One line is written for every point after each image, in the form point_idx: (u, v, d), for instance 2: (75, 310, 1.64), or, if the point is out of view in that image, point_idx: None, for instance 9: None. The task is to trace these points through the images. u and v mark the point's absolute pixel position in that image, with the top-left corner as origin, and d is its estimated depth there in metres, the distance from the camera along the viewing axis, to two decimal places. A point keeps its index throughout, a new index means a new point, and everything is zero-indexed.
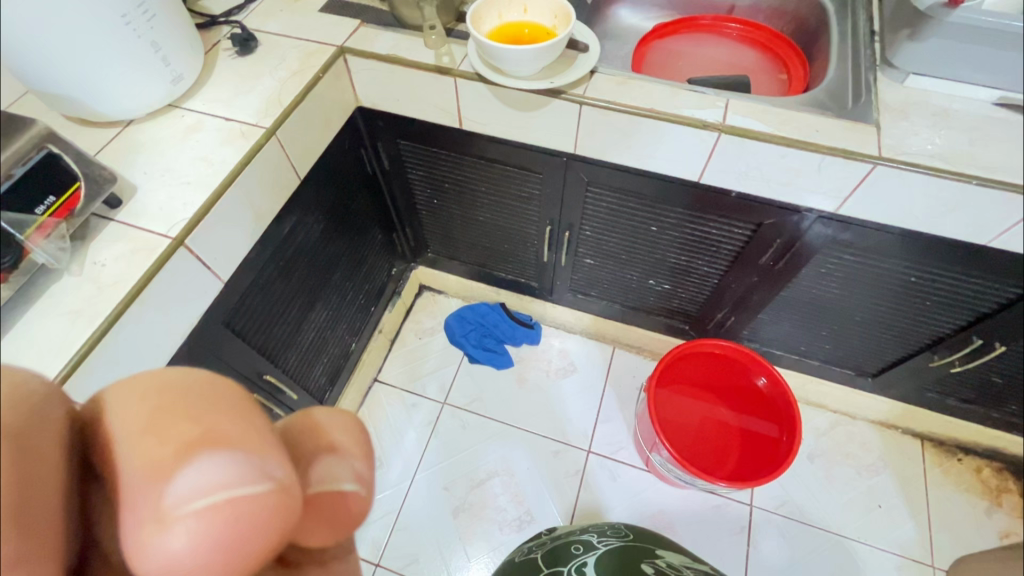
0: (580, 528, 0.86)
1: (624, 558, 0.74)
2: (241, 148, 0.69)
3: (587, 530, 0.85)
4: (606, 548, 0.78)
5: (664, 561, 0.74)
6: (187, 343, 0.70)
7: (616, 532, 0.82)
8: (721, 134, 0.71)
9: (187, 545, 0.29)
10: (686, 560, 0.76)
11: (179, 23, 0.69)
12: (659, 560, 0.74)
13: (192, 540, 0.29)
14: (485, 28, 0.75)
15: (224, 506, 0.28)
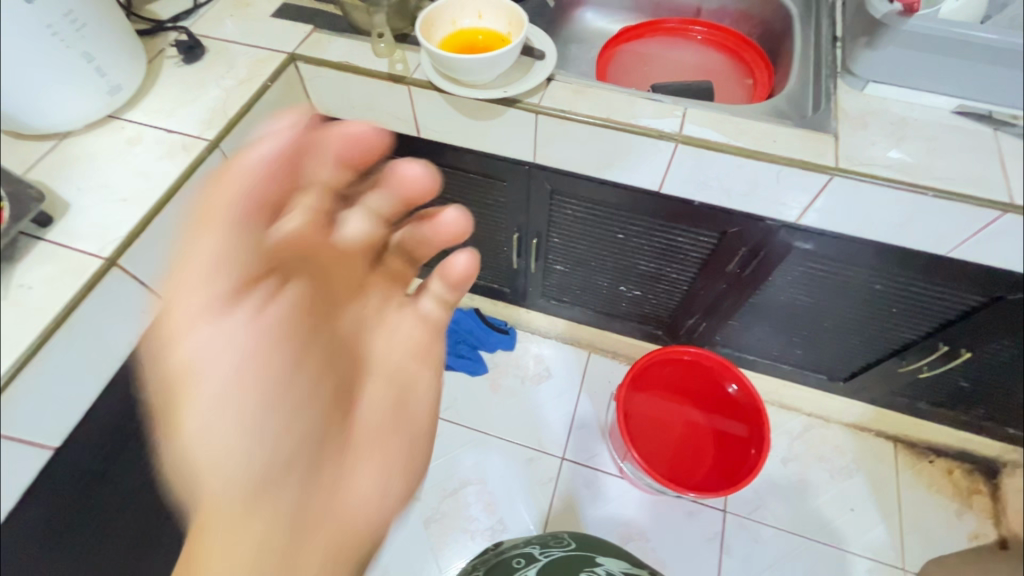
0: (522, 539, 0.86)
1: (565, 566, 0.78)
2: (181, 162, 0.67)
3: (530, 540, 0.85)
4: (547, 558, 0.81)
5: (604, 569, 0.77)
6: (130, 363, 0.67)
7: (558, 542, 0.84)
8: (678, 145, 0.69)
9: (454, 218, 0.66)
10: (626, 564, 0.77)
11: (116, 32, 0.66)
12: (599, 568, 0.77)
13: (456, 216, 0.66)
14: (438, 35, 0.73)
15: (464, 211, 0.66)
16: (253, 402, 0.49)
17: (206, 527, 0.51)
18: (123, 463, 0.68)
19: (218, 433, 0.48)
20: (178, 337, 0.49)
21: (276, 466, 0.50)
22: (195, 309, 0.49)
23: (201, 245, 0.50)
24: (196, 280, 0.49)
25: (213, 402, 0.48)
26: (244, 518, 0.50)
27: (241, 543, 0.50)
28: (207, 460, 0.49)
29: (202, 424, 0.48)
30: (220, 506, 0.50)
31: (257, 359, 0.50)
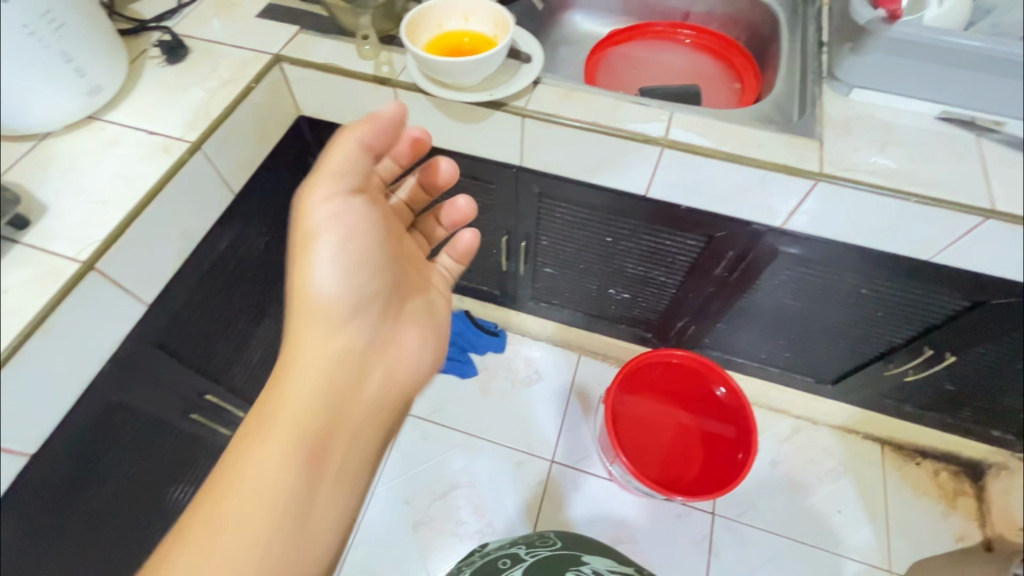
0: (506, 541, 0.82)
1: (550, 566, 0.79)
2: (162, 164, 0.66)
3: (514, 541, 0.82)
4: (533, 559, 0.81)
5: (590, 567, 0.79)
6: (110, 367, 0.66)
7: (543, 542, 0.81)
8: (664, 149, 0.69)
9: (466, 208, 0.81)
10: (611, 563, 0.78)
11: (96, 31, 0.64)
12: (585, 567, 0.79)
13: (467, 205, 0.80)
14: (424, 38, 0.72)
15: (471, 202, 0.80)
16: (358, 265, 0.63)
17: (300, 340, 0.64)
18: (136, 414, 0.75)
19: (334, 280, 0.62)
20: (316, 198, 0.60)
21: (359, 312, 0.65)
22: (329, 181, 0.60)
23: (352, 134, 0.59)
24: (338, 166, 0.59)
25: (337, 256, 0.61)
26: (330, 348, 0.64)
27: (324, 360, 0.64)
28: (324, 298, 0.62)
29: (323, 270, 0.61)
30: (315, 333, 0.64)
31: (363, 234, 0.62)
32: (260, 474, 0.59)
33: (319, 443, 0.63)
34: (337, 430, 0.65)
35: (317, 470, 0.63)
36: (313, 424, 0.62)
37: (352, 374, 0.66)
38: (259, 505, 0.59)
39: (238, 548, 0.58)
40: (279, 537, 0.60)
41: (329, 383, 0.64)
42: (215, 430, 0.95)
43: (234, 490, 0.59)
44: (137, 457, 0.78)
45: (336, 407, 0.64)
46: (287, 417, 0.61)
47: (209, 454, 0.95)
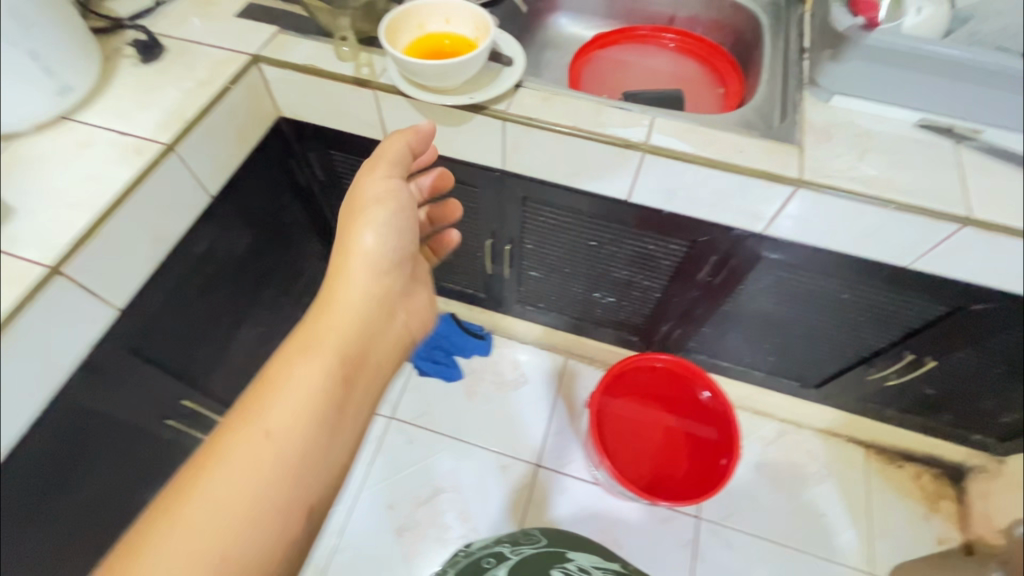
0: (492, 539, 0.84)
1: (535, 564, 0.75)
2: (134, 166, 0.64)
3: (500, 539, 0.82)
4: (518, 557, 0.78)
5: (575, 564, 0.75)
6: (80, 373, 0.65)
7: (529, 539, 0.81)
8: (645, 154, 0.69)
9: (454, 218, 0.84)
10: (598, 559, 0.76)
11: (67, 30, 0.63)
12: (570, 564, 0.75)
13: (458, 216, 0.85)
14: (404, 39, 0.72)
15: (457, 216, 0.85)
16: (403, 225, 0.67)
17: (340, 278, 0.64)
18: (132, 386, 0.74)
19: (385, 231, 0.65)
20: (372, 178, 0.66)
21: (396, 264, 0.67)
22: (383, 167, 0.66)
23: (405, 135, 0.67)
24: (394, 155, 0.66)
25: (388, 214, 0.65)
26: (370, 290, 0.65)
27: (362, 299, 0.64)
28: (371, 242, 0.65)
29: (374, 222, 0.65)
30: (357, 273, 0.64)
31: (409, 214, 0.68)
32: (303, 396, 0.57)
33: (354, 375, 0.62)
34: (367, 365, 0.64)
35: (349, 400, 0.61)
36: (352, 357, 0.62)
37: (383, 319, 0.66)
38: (300, 425, 0.56)
39: (277, 467, 0.54)
40: (315, 461, 0.57)
41: (367, 322, 0.64)
42: (192, 436, 0.93)
43: (273, 412, 0.56)
44: (110, 464, 0.76)
45: (369, 344, 0.64)
46: (329, 346, 0.61)
47: (187, 460, 0.94)
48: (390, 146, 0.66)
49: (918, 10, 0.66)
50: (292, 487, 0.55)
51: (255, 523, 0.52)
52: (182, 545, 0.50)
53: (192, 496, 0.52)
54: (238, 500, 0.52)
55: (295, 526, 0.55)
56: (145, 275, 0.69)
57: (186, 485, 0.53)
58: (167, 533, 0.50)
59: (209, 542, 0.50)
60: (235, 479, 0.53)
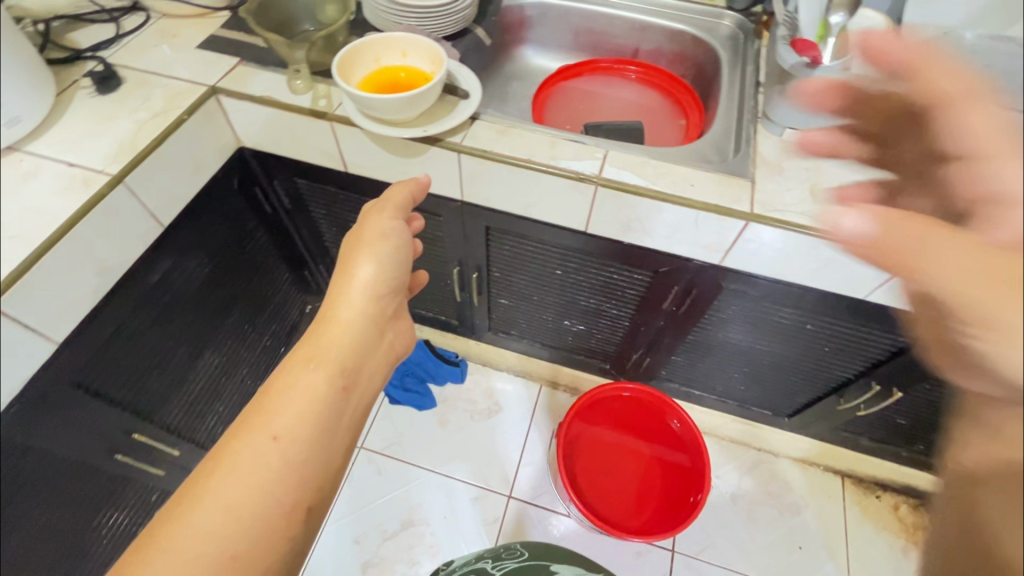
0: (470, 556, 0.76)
1: None
2: (79, 198, 0.63)
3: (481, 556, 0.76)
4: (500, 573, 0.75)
5: None
6: (17, 408, 0.63)
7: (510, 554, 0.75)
8: (598, 187, 0.69)
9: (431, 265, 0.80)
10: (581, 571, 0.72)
11: (20, 61, 0.62)
12: None
13: None
14: (360, 71, 0.72)
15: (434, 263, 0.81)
16: (403, 252, 0.65)
17: (340, 294, 0.61)
18: (79, 411, 0.72)
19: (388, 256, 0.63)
20: (378, 216, 0.65)
21: (394, 287, 0.64)
22: (389, 211, 0.65)
23: (410, 186, 0.67)
24: (399, 200, 0.66)
25: (389, 245, 0.63)
26: (368, 307, 0.61)
27: (360, 315, 0.61)
28: (371, 267, 0.61)
29: (374, 250, 0.62)
30: (356, 292, 0.61)
31: (410, 251, 0.67)
32: (305, 403, 0.54)
33: (353, 386, 0.59)
34: (364, 375, 0.61)
35: (347, 410, 0.58)
36: (351, 370, 0.59)
37: (379, 335, 0.63)
38: (304, 431, 0.54)
39: (280, 471, 0.52)
40: (316, 464, 0.54)
41: (366, 337, 0.61)
42: (145, 470, 0.90)
43: (279, 418, 0.53)
44: (53, 502, 0.73)
45: (367, 357, 0.61)
46: (330, 357, 0.57)
47: (139, 492, 0.90)
48: (395, 193, 0.65)
49: None
50: (295, 489, 0.52)
51: (258, 525, 0.50)
52: (189, 545, 0.48)
53: (196, 500, 0.50)
54: (243, 503, 0.50)
55: (297, 528, 0.52)
56: (87, 306, 0.68)
57: (193, 487, 0.51)
58: (176, 536, 0.48)
59: (214, 546, 0.48)
60: (240, 485, 0.50)
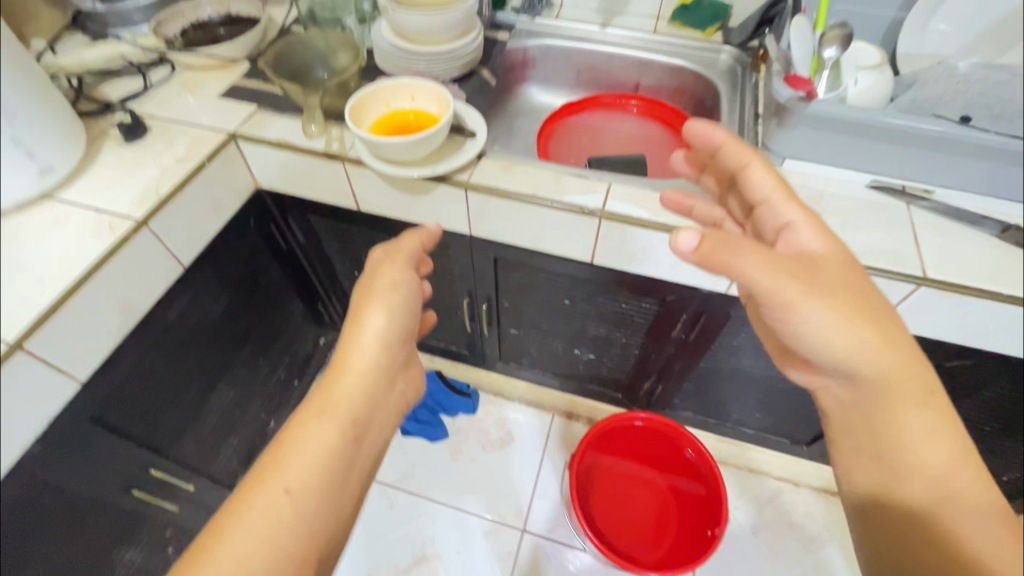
0: None
1: None
2: (106, 242, 0.67)
3: None
4: None
5: None
6: (39, 443, 0.65)
7: None
8: (602, 220, 0.71)
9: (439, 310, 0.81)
10: None
11: (54, 116, 0.67)
12: None
13: None
14: (371, 113, 0.76)
15: None
16: (413, 305, 0.65)
17: (352, 344, 0.61)
18: (97, 447, 0.74)
19: (399, 306, 0.63)
20: (389, 267, 0.65)
21: (406, 334, 0.64)
22: (400, 261, 0.66)
23: (419, 236, 0.68)
24: (409, 249, 0.67)
25: (400, 295, 0.63)
26: (379, 356, 0.61)
27: (372, 365, 0.61)
28: (381, 317, 0.62)
29: (385, 300, 0.62)
30: (367, 342, 0.61)
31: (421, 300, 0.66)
32: (317, 455, 0.56)
33: (363, 435, 0.60)
34: (375, 424, 0.62)
35: (358, 458, 0.59)
36: (361, 419, 0.60)
37: (391, 383, 0.63)
38: (315, 484, 0.54)
39: (291, 521, 0.52)
40: (326, 515, 0.55)
41: (376, 386, 0.61)
42: (160, 507, 0.91)
43: (291, 469, 0.54)
44: (70, 540, 0.74)
45: (378, 404, 0.62)
46: (342, 407, 0.59)
47: (154, 530, 0.91)
48: (407, 243, 0.66)
49: (855, 82, 0.69)
50: (305, 541, 0.53)
51: None
52: None
53: (210, 553, 0.50)
54: (255, 557, 0.50)
55: None
56: (112, 344, 0.70)
57: (205, 543, 0.51)
58: None
59: None
60: (253, 538, 0.51)
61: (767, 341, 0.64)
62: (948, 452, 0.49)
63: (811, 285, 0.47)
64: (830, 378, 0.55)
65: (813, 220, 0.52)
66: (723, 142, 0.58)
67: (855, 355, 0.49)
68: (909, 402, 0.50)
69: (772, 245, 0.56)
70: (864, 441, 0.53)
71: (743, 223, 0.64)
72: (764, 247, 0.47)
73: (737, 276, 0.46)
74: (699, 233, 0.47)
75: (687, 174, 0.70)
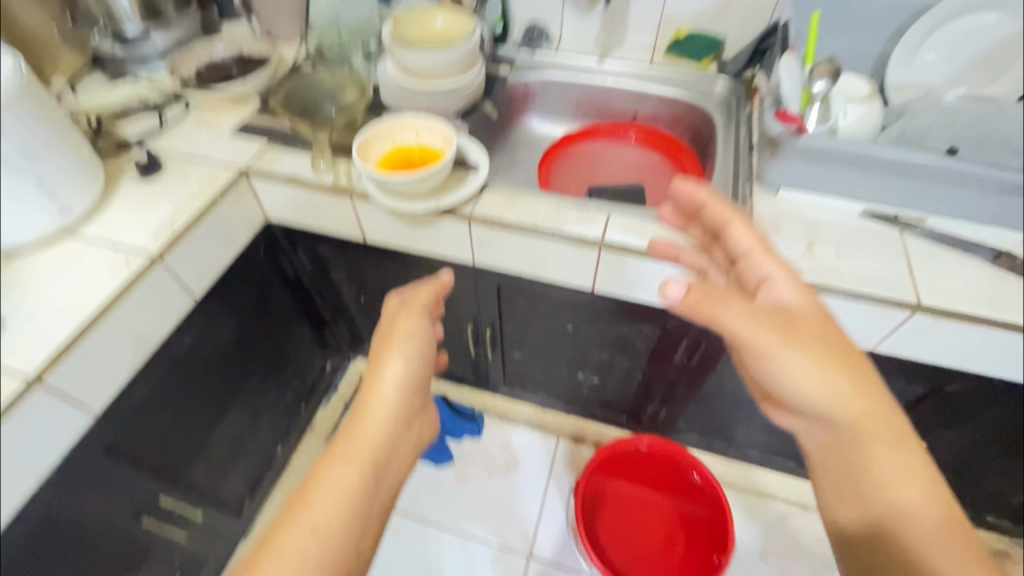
0: None
1: None
2: (123, 277, 0.69)
3: None
4: None
5: None
6: (56, 473, 0.66)
7: None
8: (602, 250, 0.73)
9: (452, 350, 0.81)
10: None
11: (75, 157, 0.70)
12: None
13: None
14: (377, 150, 0.79)
15: None
16: (429, 350, 0.66)
17: (371, 389, 0.62)
18: (111, 476, 0.75)
19: (416, 356, 0.64)
20: (408, 314, 0.66)
21: (422, 380, 0.65)
22: (417, 309, 0.67)
23: (435, 286, 0.70)
24: (425, 299, 0.68)
25: (417, 342, 0.65)
26: (398, 402, 0.62)
27: (391, 410, 0.62)
28: (399, 365, 0.63)
29: (403, 349, 0.64)
30: (385, 389, 0.62)
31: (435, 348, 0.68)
32: (340, 499, 0.57)
33: (382, 477, 0.61)
34: (393, 464, 0.63)
35: (377, 499, 0.60)
36: (382, 460, 0.61)
37: (407, 426, 0.64)
38: (342, 523, 0.56)
39: (317, 562, 0.54)
40: (348, 556, 0.56)
41: (396, 430, 0.62)
42: (170, 535, 0.92)
43: (316, 510, 0.56)
44: (82, 568, 0.75)
45: (396, 448, 0.63)
46: (363, 451, 0.60)
47: (162, 559, 0.91)
48: (422, 292, 0.68)
49: (845, 113, 0.72)
50: None
51: None
52: None
53: None
54: None
55: None
56: (126, 375, 0.72)
57: None
58: None
59: None
60: None
61: (749, 385, 0.64)
62: (920, 488, 0.53)
63: (788, 335, 0.51)
64: (808, 422, 0.57)
65: (790, 274, 0.56)
66: (709, 200, 0.62)
67: (829, 400, 0.52)
68: (882, 442, 0.53)
69: (752, 295, 0.59)
70: (845, 479, 0.56)
71: (727, 273, 0.65)
72: (744, 298, 0.52)
73: (721, 326, 0.52)
74: (686, 284, 0.54)
75: (676, 224, 0.70)
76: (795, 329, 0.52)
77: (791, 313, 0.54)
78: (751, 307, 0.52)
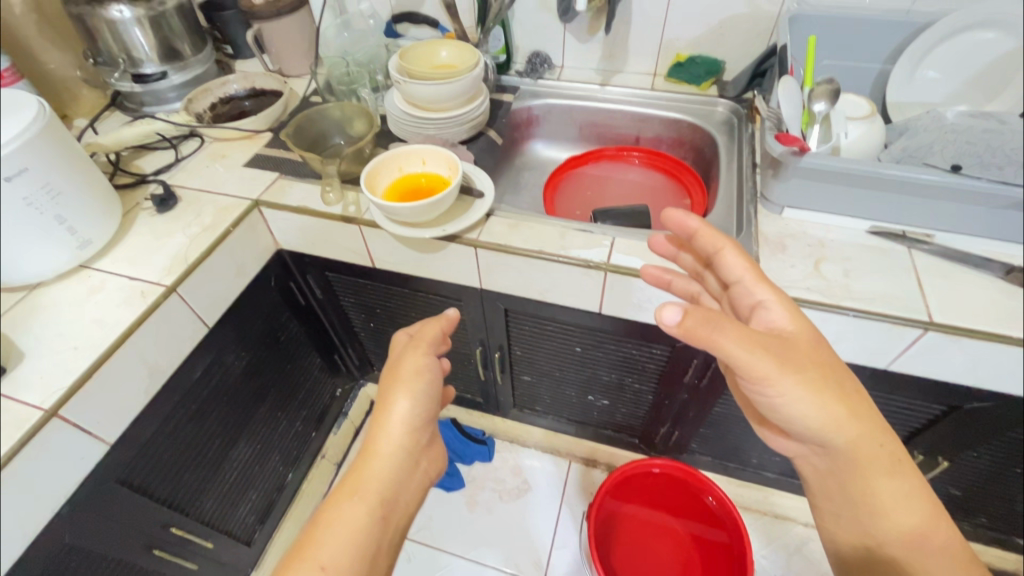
0: None
1: None
2: (138, 308, 0.71)
3: None
4: None
5: None
6: (68, 504, 0.67)
7: None
8: (608, 272, 0.73)
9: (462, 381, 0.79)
10: None
11: (95, 193, 0.72)
12: None
13: None
14: (383, 180, 0.80)
15: None
16: (436, 388, 0.64)
17: (379, 427, 0.62)
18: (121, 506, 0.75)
19: (422, 396, 0.62)
20: (414, 353, 0.64)
21: (429, 417, 0.64)
22: (423, 346, 0.65)
23: (441, 321, 0.67)
24: (431, 335, 0.66)
25: (424, 381, 0.63)
26: (406, 440, 0.62)
27: (400, 449, 0.62)
28: (405, 405, 0.61)
29: (410, 388, 0.62)
30: (394, 428, 0.61)
31: (443, 384, 0.66)
32: (348, 539, 0.57)
33: (390, 515, 0.61)
34: (402, 497, 0.63)
35: (385, 537, 0.60)
36: (389, 500, 0.61)
37: (415, 464, 0.64)
38: (349, 564, 0.56)
39: None
40: None
41: (404, 469, 0.62)
42: (179, 565, 0.91)
43: (325, 549, 0.56)
44: None
45: (405, 483, 0.63)
46: (371, 489, 0.60)
47: None
48: (428, 330, 0.65)
49: (847, 132, 0.72)
50: None
51: None
52: None
53: None
54: None
55: None
56: (139, 404, 0.73)
57: None
58: None
59: None
60: None
61: (744, 407, 0.65)
62: (919, 513, 0.56)
63: (784, 361, 0.50)
64: (806, 448, 0.59)
65: (783, 299, 0.55)
66: (699, 229, 0.58)
67: (825, 428, 0.53)
68: (880, 470, 0.55)
69: (744, 320, 0.58)
70: (845, 505, 0.59)
71: (719, 299, 0.64)
72: (739, 321, 0.49)
73: (717, 351, 0.48)
74: (681, 308, 0.49)
75: (667, 251, 0.67)
76: (791, 355, 0.51)
77: (786, 338, 0.53)
78: (748, 332, 0.49)
